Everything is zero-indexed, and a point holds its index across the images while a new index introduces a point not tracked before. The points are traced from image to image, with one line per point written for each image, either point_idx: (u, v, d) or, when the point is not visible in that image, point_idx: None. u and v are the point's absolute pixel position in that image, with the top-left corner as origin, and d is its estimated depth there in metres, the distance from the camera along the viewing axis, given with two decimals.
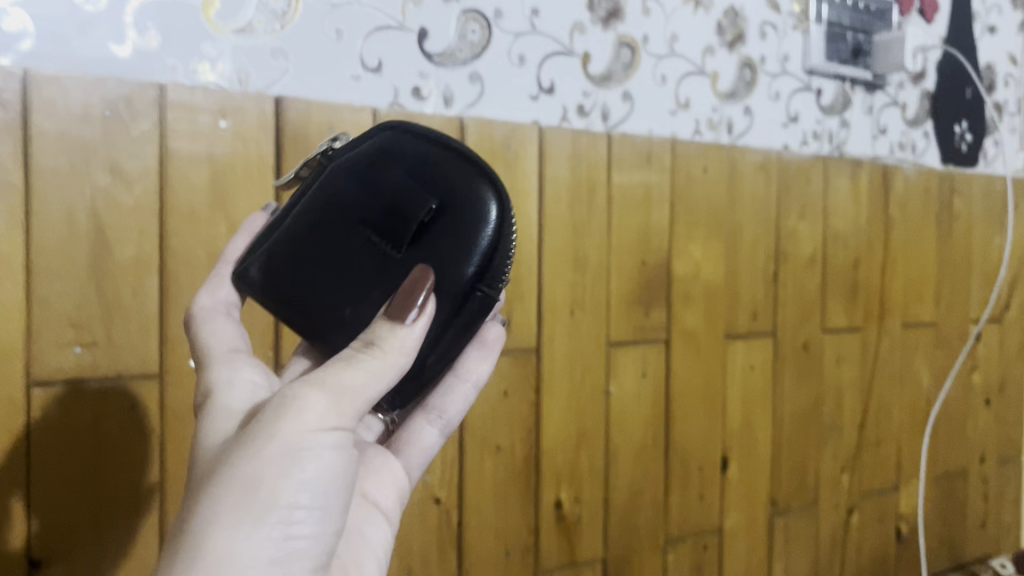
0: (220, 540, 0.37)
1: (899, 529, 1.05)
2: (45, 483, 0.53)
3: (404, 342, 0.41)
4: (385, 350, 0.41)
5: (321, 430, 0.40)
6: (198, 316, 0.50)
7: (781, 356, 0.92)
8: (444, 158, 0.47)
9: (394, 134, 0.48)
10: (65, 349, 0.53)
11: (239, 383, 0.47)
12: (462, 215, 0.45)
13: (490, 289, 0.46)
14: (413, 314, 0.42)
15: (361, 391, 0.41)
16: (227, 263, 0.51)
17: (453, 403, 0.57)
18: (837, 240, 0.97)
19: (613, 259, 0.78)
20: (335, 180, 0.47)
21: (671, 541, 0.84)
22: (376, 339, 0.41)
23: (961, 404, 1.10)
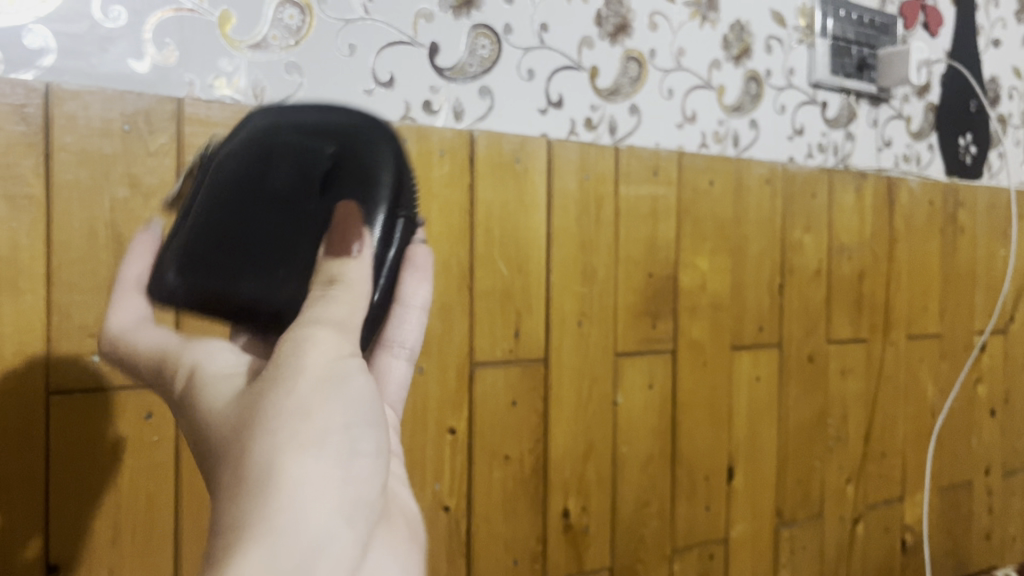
0: (290, 474, 0.32)
1: (905, 540, 1.05)
2: (65, 492, 0.54)
3: (360, 271, 0.39)
4: (349, 284, 0.39)
5: (343, 357, 0.36)
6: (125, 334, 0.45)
7: (787, 368, 0.92)
8: (311, 118, 0.47)
9: (272, 118, 0.49)
10: (84, 359, 0.54)
11: (218, 354, 0.41)
12: (357, 149, 0.44)
13: (410, 212, 0.44)
14: (357, 245, 0.39)
15: (356, 319, 0.38)
16: (127, 285, 0.47)
17: (404, 332, 0.51)
18: (843, 253, 0.98)
19: (620, 271, 0.79)
20: (230, 171, 0.46)
21: (677, 551, 0.85)
22: (340, 273, 0.39)
23: (966, 415, 1.11)
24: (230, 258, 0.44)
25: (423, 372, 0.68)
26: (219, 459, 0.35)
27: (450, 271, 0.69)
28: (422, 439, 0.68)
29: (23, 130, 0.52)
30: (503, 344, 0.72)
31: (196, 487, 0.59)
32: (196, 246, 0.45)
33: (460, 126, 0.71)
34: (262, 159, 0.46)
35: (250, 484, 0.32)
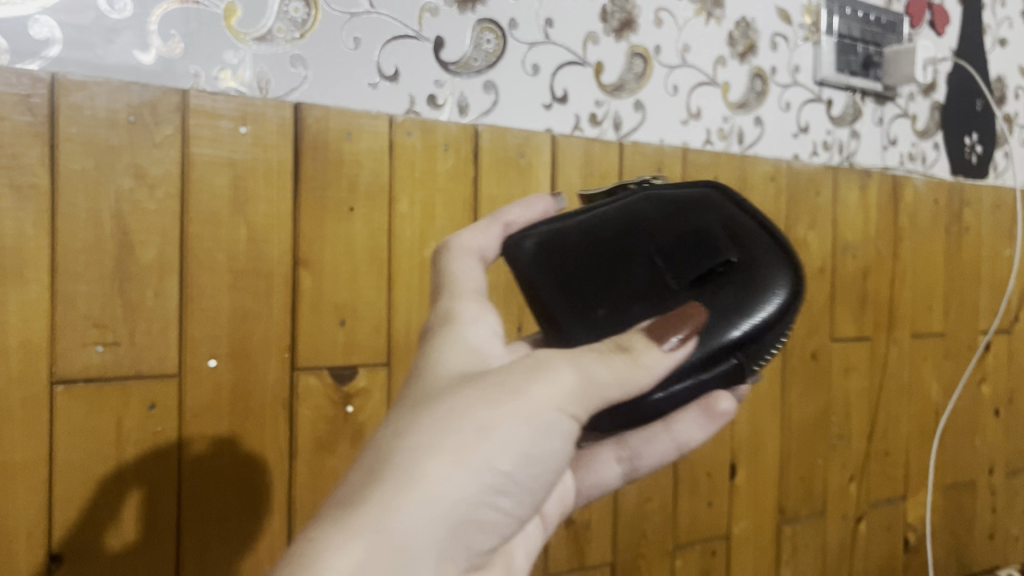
0: (433, 473, 0.36)
1: (907, 539, 1.05)
2: (69, 480, 0.54)
3: (654, 361, 0.42)
4: (635, 358, 0.41)
5: (557, 410, 0.40)
6: (448, 255, 0.49)
7: (790, 366, 0.92)
8: (757, 234, 0.50)
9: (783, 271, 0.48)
10: (88, 348, 0.55)
11: (482, 325, 0.45)
12: (754, 275, 0.47)
13: (746, 359, 0.46)
14: (673, 341, 0.42)
15: (604, 390, 0.40)
16: (472, 254, 0.50)
17: (650, 454, 0.57)
18: (847, 251, 0.98)
19: None
20: (622, 215, 0.50)
21: (678, 547, 0.85)
22: (630, 346, 0.42)
23: (970, 414, 1.10)
24: (591, 245, 0.49)
25: None
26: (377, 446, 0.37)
27: None
28: None
29: (29, 120, 0.52)
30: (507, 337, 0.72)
31: (200, 481, 0.59)
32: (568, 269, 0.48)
33: (465, 121, 0.71)
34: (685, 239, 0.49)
35: (378, 469, 0.36)
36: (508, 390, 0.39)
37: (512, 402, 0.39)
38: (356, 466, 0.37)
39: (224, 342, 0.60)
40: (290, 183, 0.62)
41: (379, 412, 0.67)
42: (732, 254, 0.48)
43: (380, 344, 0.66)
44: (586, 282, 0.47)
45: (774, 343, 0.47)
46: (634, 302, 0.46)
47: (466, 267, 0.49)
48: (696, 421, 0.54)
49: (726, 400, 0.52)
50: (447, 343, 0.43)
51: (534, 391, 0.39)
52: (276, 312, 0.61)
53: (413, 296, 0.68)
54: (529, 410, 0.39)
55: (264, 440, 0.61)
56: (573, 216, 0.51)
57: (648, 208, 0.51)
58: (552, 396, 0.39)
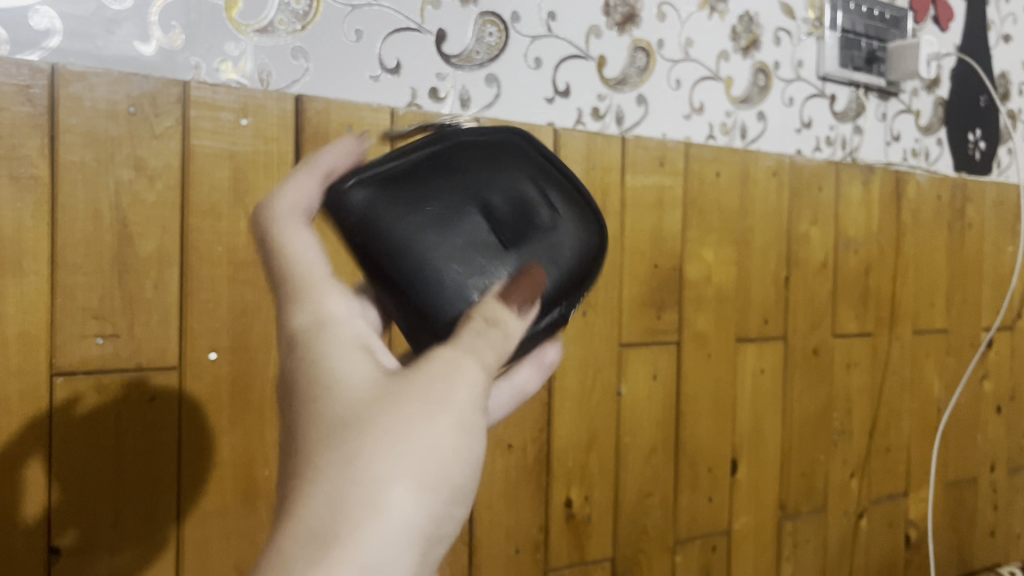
0: (398, 509, 0.32)
1: (908, 536, 1.05)
2: (68, 471, 0.54)
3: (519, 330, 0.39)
4: (506, 331, 0.39)
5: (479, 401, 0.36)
6: (275, 225, 0.41)
7: (792, 361, 0.92)
8: (560, 181, 0.47)
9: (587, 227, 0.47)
10: (87, 340, 0.54)
11: (353, 323, 0.38)
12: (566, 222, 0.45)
13: (566, 308, 0.45)
14: (524, 306, 0.40)
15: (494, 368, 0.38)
16: (295, 223, 0.41)
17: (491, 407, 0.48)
18: (849, 247, 0.97)
19: (625, 262, 0.79)
20: (441, 167, 0.43)
21: (679, 542, 0.85)
22: (497, 316, 0.38)
23: (972, 411, 1.10)
24: (417, 202, 0.42)
25: None
26: (316, 496, 0.31)
27: None
28: None
29: (28, 111, 0.52)
30: None
31: (199, 474, 0.59)
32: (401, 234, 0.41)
33: (467, 114, 0.71)
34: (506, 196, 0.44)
35: (335, 525, 0.30)
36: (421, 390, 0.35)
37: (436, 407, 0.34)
38: (289, 513, 0.31)
39: (224, 335, 0.59)
40: None
41: None
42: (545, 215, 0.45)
43: None
44: (428, 240, 0.41)
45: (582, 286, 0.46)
46: (479, 257, 0.42)
47: (302, 242, 0.40)
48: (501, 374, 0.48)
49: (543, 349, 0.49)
50: (328, 350, 0.37)
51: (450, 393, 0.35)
52: (276, 305, 0.61)
53: None
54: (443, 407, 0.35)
55: (264, 433, 0.61)
56: (388, 168, 0.42)
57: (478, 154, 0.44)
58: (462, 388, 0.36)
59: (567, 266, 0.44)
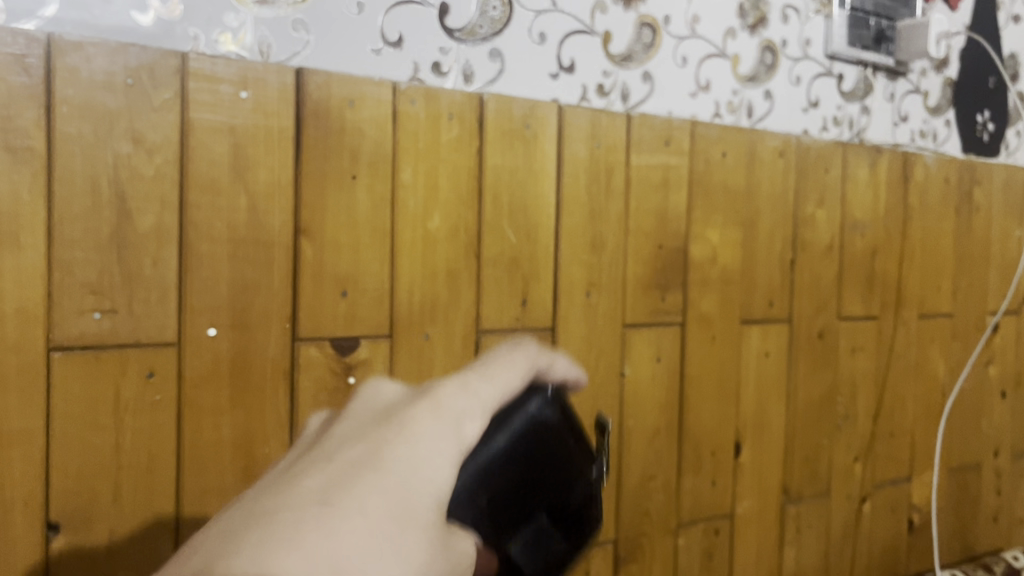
0: None
1: (911, 520, 1.05)
2: (65, 448, 0.54)
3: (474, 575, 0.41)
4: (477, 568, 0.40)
5: None
6: (519, 355, 0.45)
7: (797, 344, 0.91)
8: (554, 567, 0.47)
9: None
10: (85, 315, 0.54)
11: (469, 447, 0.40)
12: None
13: None
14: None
15: None
16: (527, 363, 0.45)
17: None
18: (855, 229, 0.96)
19: (630, 242, 0.78)
20: (559, 461, 0.45)
21: (682, 526, 0.84)
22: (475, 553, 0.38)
23: (977, 395, 1.09)
24: (531, 456, 0.43)
25: (428, 338, 0.67)
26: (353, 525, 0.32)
27: (457, 237, 0.68)
28: None
29: (24, 81, 0.51)
30: (510, 311, 0.71)
31: (198, 453, 0.58)
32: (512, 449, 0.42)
33: (470, 90, 0.69)
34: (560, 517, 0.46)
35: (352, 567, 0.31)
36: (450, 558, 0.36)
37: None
38: (339, 512, 0.32)
39: (224, 312, 0.59)
40: (291, 150, 0.60)
41: None
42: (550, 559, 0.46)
43: (383, 316, 0.65)
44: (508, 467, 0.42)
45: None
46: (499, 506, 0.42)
47: (509, 369, 0.44)
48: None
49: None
50: (447, 442, 0.38)
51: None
52: (277, 282, 0.60)
53: (415, 268, 0.66)
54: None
55: (264, 411, 0.61)
56: (559, 421, 0.45)
57: (583, 503, 0.47)
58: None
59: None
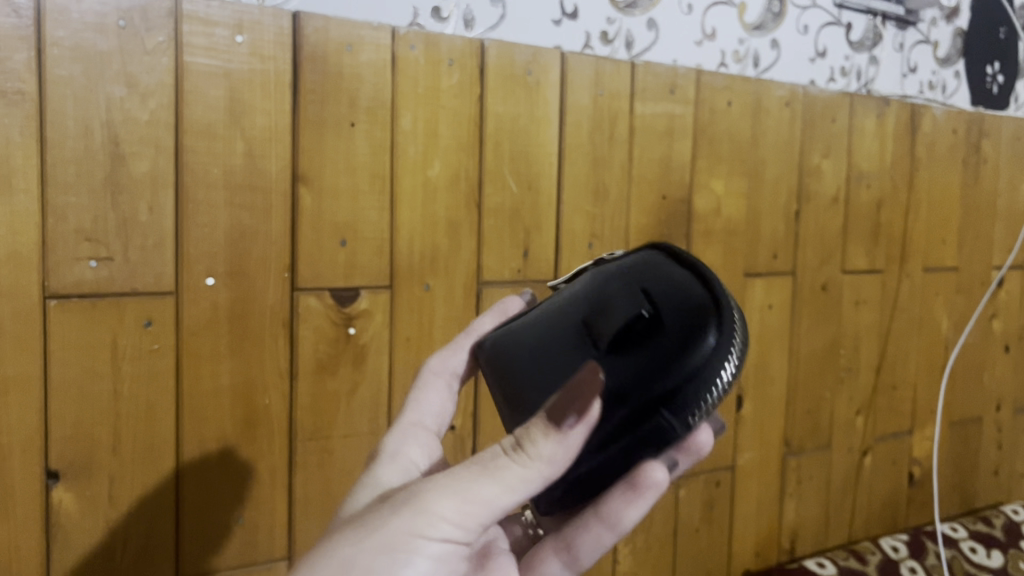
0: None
1: (912, 473, 1.05)
2: (63, 397, 0.53)
3: (552, 450, 0.36)
4: (527, 456, 0.36)
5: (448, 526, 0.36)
6: (422, 378, 0.53)
7: (799, 298, 0.91)
8: (680, 281, 0.44)
9: (741, 320, 0.43)
10: (80, 263, 0.53)
11: (403, 458, 0.48)
12: (666, 321, 0.41)
13: (672, 416, 0.39)
14: (571, 420, 0.36)
15: (490, 498, 0.37)
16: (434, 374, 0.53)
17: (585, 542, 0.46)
18: (861, 181, 0.95)
19: (633, 193, 0.77)
20: (558, 309, 0.47)
21: (683, 477, 0.85)
22: (527, 441, 0.37)
23: (980, 350, 1.09)
24: (524, 345, 0.47)
25: (429, 289, 0.67)
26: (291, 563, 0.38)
27: (458, 186, 0.67)
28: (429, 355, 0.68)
29: (14, 23, 0.50)
30: (511, 263, 0.71)
31: (200, 403, 0.58)
32: (507, 363, 0.47)
33: (470, 35, 0.68)
34: (626, 303, 0.44)
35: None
36: (458, 484, 0.37)
37: (470, 505, 0.36)
38: None
39: (222, 260, 0.58)
40: (288, 96, 0.59)
41: (382, 335, 0.65)
42: (672, 301, 0.42)
43: (383, 265, 0.65)
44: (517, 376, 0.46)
45: (725, 375, 0.39)
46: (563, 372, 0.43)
47: (422, 404, 0.52)
48: (624, 499, 0.42)
49: (658, 468, 0.41)
50: (370, 473, 0.46)
51: (488, 497, 0.36)
52: (274, 230, 0.60)
53: (416, 216, 0.66)
54: (487, 517, 0.37)
55: (264, 360, 0.60)
56: (524, 316, 0.50)
57: (617, 275, 0.47)
58: (497, 494, 0.36)
59: (657, 363, 0.39)
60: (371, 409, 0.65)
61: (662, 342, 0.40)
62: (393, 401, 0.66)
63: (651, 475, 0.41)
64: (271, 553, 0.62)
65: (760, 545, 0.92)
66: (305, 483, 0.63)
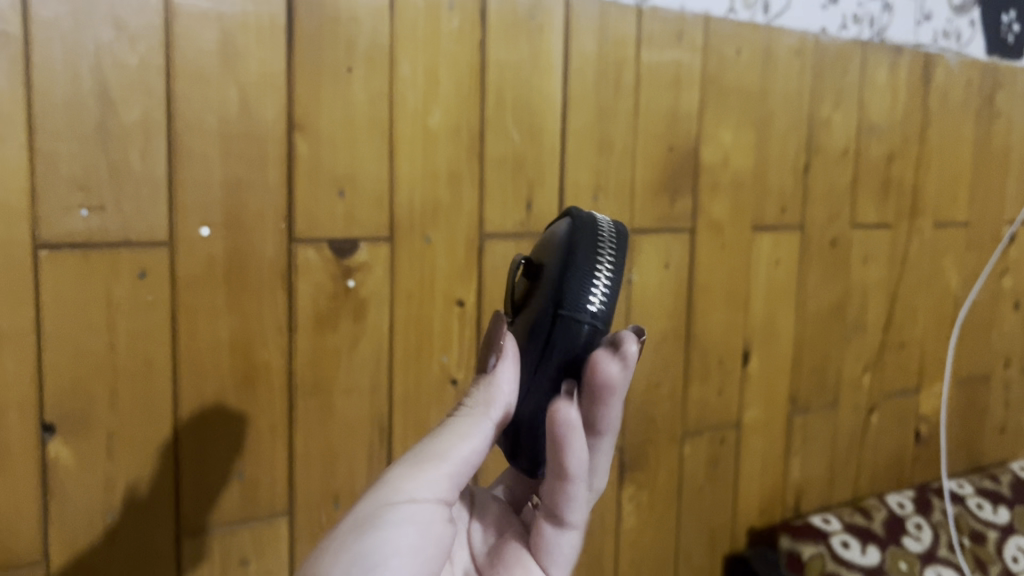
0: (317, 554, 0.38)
1: (919, 431, 1.04)
2: (58, 349, 0.52)
3: (490, 390, 0.44)
4: (471, 406, 0.44)
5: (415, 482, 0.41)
6: None
7: (808, 253, 0.89)
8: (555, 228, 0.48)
9: (614, 224, 0.46)
10: (71, 212, 0.52)
11: None
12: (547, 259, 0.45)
13: (571, 313, 0.42)
14: (494, 359, 0.44)
15: (447, 448, 0.42)
16: None
17: (560, 500, 0.46)
18: (872, 133, 0.93)
19: (639, 145, 0.75)
20: None
21: (687, 434, 0.84)
22: (468, 399, 0.45)
23: (990, 307, 1.08)
24: None
25: (431, 243, 0.66)
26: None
27: (459, 136, 0.66)
28: (430, 309, 0.66)
29: None
30: (514, 216, 0.69)
31: (197, 357, 0.57)
32: None
33: None
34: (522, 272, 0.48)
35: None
36: (424, 452, 0.43)
37: (436, 460, 0.42)
38: None
39: (217, 210, 0.56)
40: (282, 41, 0.57)
41: (383, 288, 0.64)
42: (551, 246, 0.46)
43: (383, 216, 0.63)
44: None
45: (605, 269, 0.43)
46: None
47: None
48: (556, 445, 0.43)
49: (568, 401, 0.42)
50: None
51: (445, 446, 0.42)
52: (271, 180, 0.58)
53: (416, 167, 0.64)
54: (453, 465, 0.42)
55: (263, 314, 0.59)
56: None
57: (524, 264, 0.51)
58: (456, 440, 0.43)
59: (547, 286, 0.44)
60: (373, 364, 0.64)
61: (549, 272, 0.44)
62: (394, 355, 0.65)
63: (562, 417, 0.42)
64: (273, 509, 0.62)
65: (765, 502, 0.92)
66: (306, 438, 0.62)
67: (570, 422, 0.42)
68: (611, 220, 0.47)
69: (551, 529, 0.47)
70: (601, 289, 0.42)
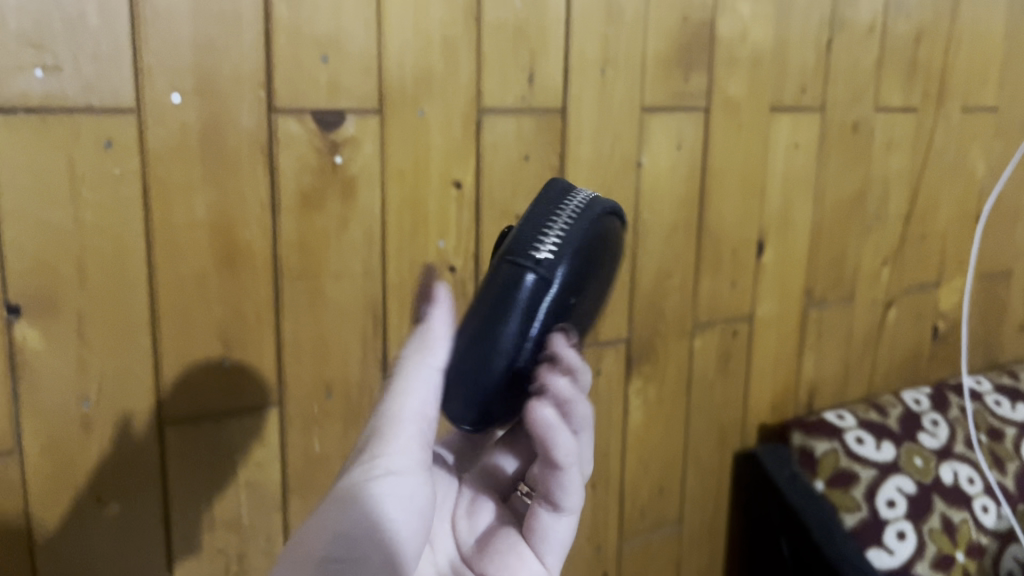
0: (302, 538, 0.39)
1: (936, 327, 1.00)
2: (19, 223, 0.48)
3: (426, 334, 0.43)
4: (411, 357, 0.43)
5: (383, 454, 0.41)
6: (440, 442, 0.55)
7: (828, 137, 0.84)
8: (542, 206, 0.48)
9: (595, 198, 0.46)
10: (25, 72, 0.47)
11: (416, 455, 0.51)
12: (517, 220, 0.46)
13: (519, 257, 0.41)
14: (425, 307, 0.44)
15: (404, 408, 0.42)
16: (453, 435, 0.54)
17: (559, 489, 0.45)
18: (901, 7, 0.86)
19: (651, 13, 0.69)
20: None
21: (699, 327, 0.80)
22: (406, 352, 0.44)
23: (1016, 198, 1.03)
24: None
25: (424, 116, 0.61)
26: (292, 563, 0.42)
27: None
28: (426, 190, 0.62)
29: None
30: (515, 88, 0.64)
31: (173, 237, 0.53)
32: None
33: None
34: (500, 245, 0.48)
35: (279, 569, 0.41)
36: (380, 419, 0.43)
37: (394, 425, 0.42)
38: None
39: (188, 75, 0.52)
40: None
41: (372, 166, 0.59)
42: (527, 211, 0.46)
43: (371, 86, 0.58)
44: None
45: (559, 227, 0.42)
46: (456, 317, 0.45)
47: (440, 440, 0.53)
48: (543, 445, 0.42)
49: (541, 403, 0.42)
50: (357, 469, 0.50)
51: (399, 406, 0.42)
52: (248, 42, 0.53)
53: (406, 33, 0.58)
54: (411, 424, 0.42)
55: (243, 193, 0.55)
56: None
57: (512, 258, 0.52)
58: (405, 396, 0.42)
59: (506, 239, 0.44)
60: (364, 248, 0.60)
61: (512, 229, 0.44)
62: (386, 240, 0.61)
63: (540, 414, 0.41)
64: (260, 399, 0.58)
65: (776, 399, 0.89)
66: (295, 328, 0.59)
67: (546, 421, 0.41)
68: (594, 196, 0.46)
69: (548, 515, 0.46)
70: (549, 243, 0.42)
